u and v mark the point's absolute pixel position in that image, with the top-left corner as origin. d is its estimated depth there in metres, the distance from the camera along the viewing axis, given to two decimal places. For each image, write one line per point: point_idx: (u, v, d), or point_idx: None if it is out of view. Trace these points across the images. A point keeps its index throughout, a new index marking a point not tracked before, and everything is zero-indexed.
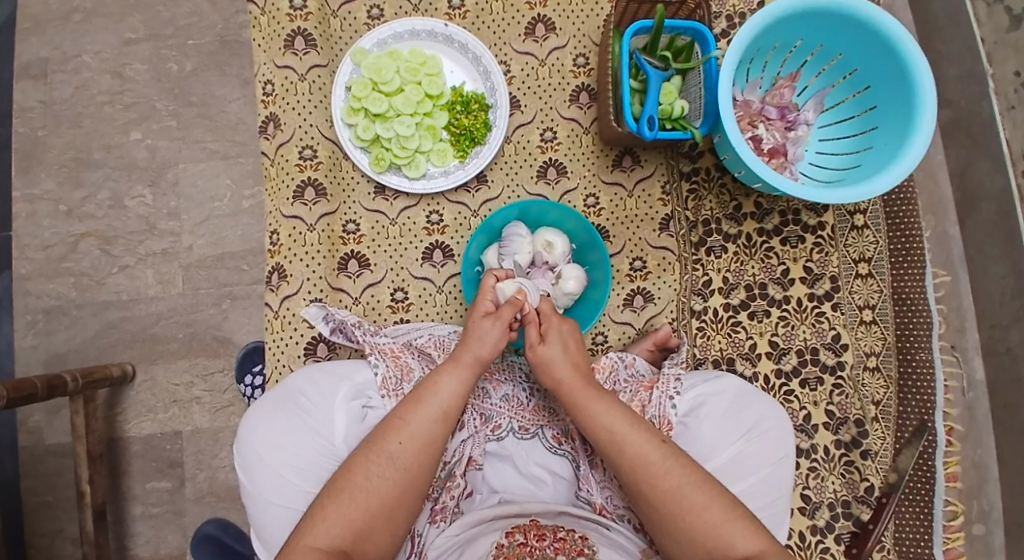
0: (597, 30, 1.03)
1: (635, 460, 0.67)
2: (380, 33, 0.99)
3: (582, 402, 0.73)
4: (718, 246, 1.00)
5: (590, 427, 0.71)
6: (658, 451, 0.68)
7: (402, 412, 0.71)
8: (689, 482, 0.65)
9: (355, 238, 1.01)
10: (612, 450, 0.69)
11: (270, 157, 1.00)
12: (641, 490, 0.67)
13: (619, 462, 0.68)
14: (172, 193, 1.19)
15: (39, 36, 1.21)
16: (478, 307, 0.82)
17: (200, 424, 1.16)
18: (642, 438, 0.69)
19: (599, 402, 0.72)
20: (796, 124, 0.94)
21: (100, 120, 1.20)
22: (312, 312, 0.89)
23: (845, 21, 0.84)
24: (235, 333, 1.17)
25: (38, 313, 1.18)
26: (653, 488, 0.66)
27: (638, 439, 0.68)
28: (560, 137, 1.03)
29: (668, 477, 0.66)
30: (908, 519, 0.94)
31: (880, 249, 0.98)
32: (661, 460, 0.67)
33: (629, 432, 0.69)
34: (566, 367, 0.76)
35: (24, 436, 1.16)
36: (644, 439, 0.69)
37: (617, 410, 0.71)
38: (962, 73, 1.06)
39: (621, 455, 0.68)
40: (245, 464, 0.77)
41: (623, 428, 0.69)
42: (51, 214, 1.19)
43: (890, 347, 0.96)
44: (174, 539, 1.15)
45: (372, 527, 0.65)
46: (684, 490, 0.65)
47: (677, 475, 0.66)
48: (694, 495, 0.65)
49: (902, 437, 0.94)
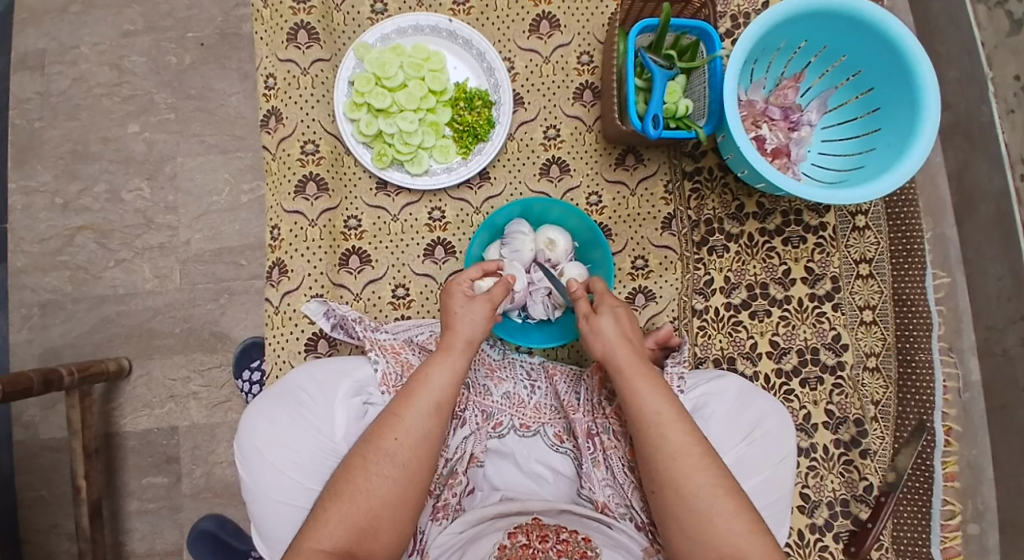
0: (601, 27, 1.02)
1: (677, 449, 0.67)
2: (383, 28, 0.98)
3: (631, 379, 0.72)
4: (720, 246, 1.00)
5: (634, 407, 0.71)
6: (689, 447, 0.67)
7: (395, 408, 0.70)
8: (722, 485, 0.65)
9: (356, 234, 1.00)
10: (653, 434, 0.68)
11: (271, 152, 1.00)
12: (671, 481, 0.67)
13: (658, 447, 0.68)
14: (171, 187, 1.18)
15: (36, 27, 1.20)
16: (455, 289, 0.79)
17: (197, 419, 1.15)
18: (682, 430, 0.68)
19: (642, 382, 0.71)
20: (799, 125, 0.95)
21: (98, 112, 1.19)
22: (312, 307, 0.88)
23: (852, 23, 0.84)
24: (233, 328, 1.16)
25: (34, 307, 1.17)
26: (686, 483, 0.66)
27: (682, 430, 0.68)
28: (563, 135, 1.02)
29: (702, 475, 0.66)
30: (906, 518, 0.94)
31: (881, 250, 0.99)
32: (700, 457, 0.67)
33: (673, 419, 0.69)
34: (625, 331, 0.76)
35: (18, 431, 1.15)
36: (686, 431, 0.68)
37: (661, 393, 0.71)
38: (961, 76, 1.07)
39: (662, 440, 0.68)
40: (245, 462, 0.76)
41: (669, 415, 0.69)
42: (47, 207, 1.18)
43: (890, 348, 0.96)
44: (170, 535, 1.14)
45: (377, 526, 0.65)
46: (717, 491, 0.65)
47: (712, 475, 0.66)
48: (725, 500, 0.64)
49: (900, 437, 0.95)
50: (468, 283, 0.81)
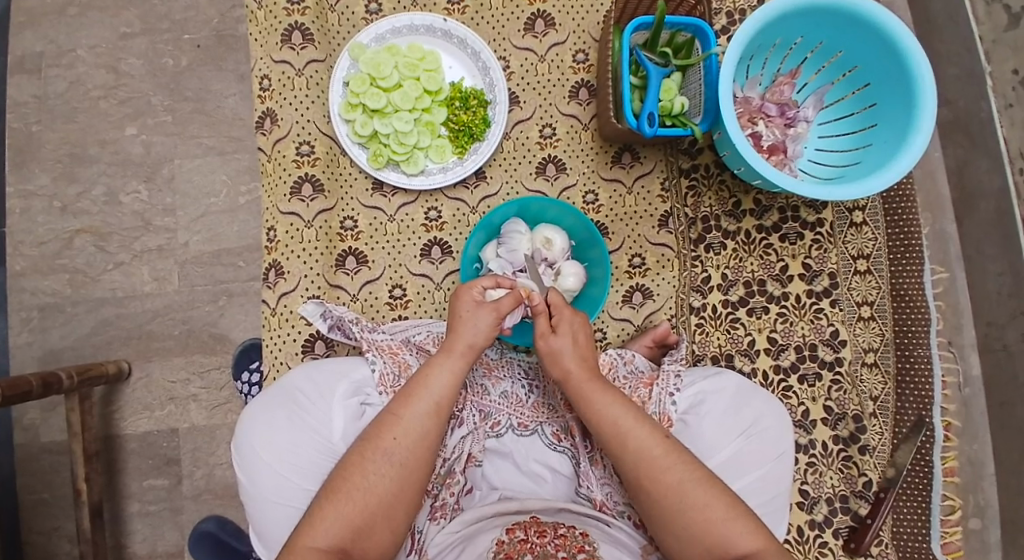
0: (597, 25, 1.02)
1: (639, 454, 0.67)
2: (378, 29, 0.98)
3: (587, 395, 0.73)
4: (717, 243, 1.00)
5: (595, 421, 0.71)
6: (657, 445, 0.68)
7: (395, 408, 0.70)
8: (692, 478, 0.65)
9: (353, 235, 1.00)
10: (616, 444, 0.69)
11: (267, 153, 1.00)
12: (642, 485, 0.67)
13: (622, 456, 0.68)
14: (168, 189, 1.18)
15: (32, 30, 1.20)
16: (465, 293, 0.78)
17: (197, 421, 1.15)
18: (642, 433, 0.68)
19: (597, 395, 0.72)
20: (796, 121, 0.94)
21: (95, 115, 1.19)
22: (311, 309, 0.89)
23: (847, 19, 0.84)
24: (232, 330, 1.16)
25: (33, 310, 1.17)
26: (655, 484, 0.66)
27: (641, 433, 0.68)
28: (559, 133, 1.02)
29: (669, 473, 0.66)
30: (906, 514, 0.94)
31: (879, 246, 0.98)
32: (665, 455, 0.67)
33: (632, 425, 0.69)
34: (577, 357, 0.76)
35: (19, 434, 1.15)
36: (647, 434, 0.68)
37: (616, 402, 0.71)
38: (961, 71, 1.06)
39: (624, 447, 0.68)
40: (244, 463, 0.77)
41: (628, 421, 0.69)
42: (46, 210, 1.18)
43: (888, 344, 0.96)
44: (171, 537, 1.14)
45: (372, 524, 0.65)
46: (686, 486, 0.65)
47: (679, 471, 0.66)
48: (695, 492, 0.64)
49: (899, 433, 0.94)
50: (479, 289, 0.80)
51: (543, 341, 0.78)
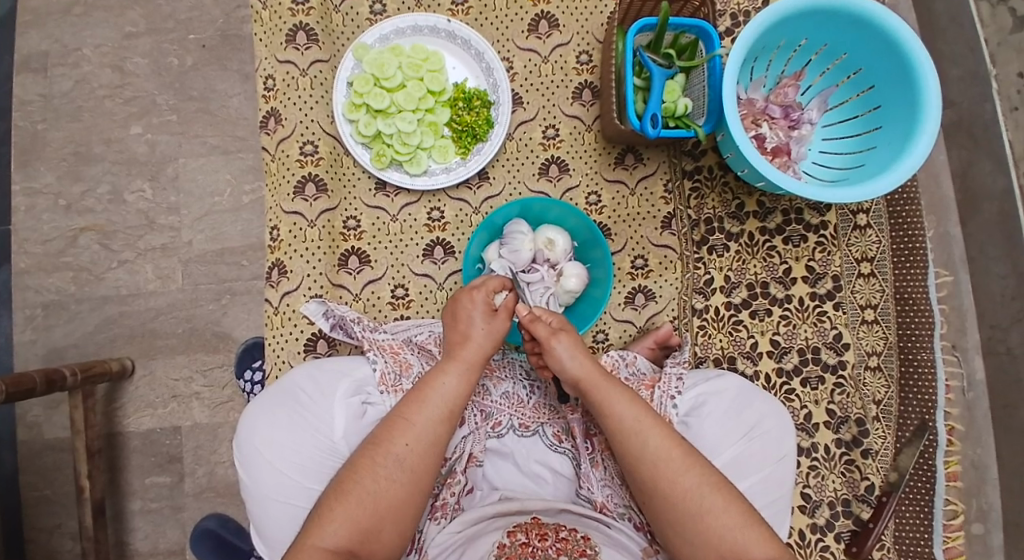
0: (600, 26, 1.02)
1: (659, 453, 0.67)
2: (383, 29, 0.99)
3: (608, 393, 0.73)
4: (720, 245, 1.00)
5: (608, 420, 0.71)
6: (678, 449, 0.68)
7: (406, 412, 0.71)
8: (711, 483, 0.66)
9: (356, 235, 1.01)
10: (635, 441, 0.69)
11: (271, 153, 1.00)
12: (659, 488, 0.67)
13: (642, 454, 0.68)
14: (172, 188, 1.18)
15: (38, 29, 1.20)
16: (473, 295, 0.79)
17: (200, 419, 1.15)
18: (661, 434, 0.69)
19: (616, 397, 0.72)
20: (801, 123, 0.94)
21: (100, 114, 1.19)
22: (312, 308, 0.89)
23: (852, 21, 0.84)
24: (234, 329, 1.16)
25: (37, 307, 1.18)
26: (672, 487, 0.66)
27: (661, 434, 0.69)
28: (562, 134, 1.02)
29: (688, 476, 0.66)
30: (908, 518, 0.94)
31: (882, 249, 0.98)
32: (684, 457, 0.67)
33: (654, 424, 0.70)
34: (586, 358, 0.76)
35: (22, 430, 1.15)
36: (665, 434, 0.69)
37: (633, 402, 0.72)
38: (964, 73, 1.06)
39: (644, 447, 0.68)
40: (246, 461, 0.77)
41: (649, 421, 0.70)
42: (50, 208, 1.19)
43: (891, 348, 0.96)
44: (173, 535, 1.15)
45: (380, 527, 0.65)
46: (704, 490, 0.65)
47: (698, 475, 0.66)
48: (714, 497, 0.65)
49: (901, 437, 0.94)
50: (489, 292, 0.80)
51: (552, 342, 0.77)
